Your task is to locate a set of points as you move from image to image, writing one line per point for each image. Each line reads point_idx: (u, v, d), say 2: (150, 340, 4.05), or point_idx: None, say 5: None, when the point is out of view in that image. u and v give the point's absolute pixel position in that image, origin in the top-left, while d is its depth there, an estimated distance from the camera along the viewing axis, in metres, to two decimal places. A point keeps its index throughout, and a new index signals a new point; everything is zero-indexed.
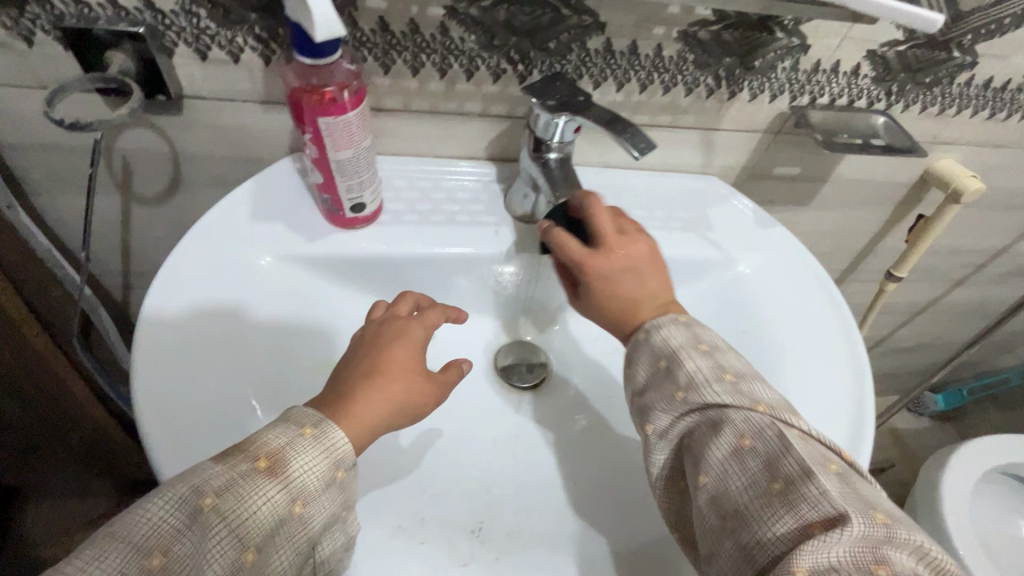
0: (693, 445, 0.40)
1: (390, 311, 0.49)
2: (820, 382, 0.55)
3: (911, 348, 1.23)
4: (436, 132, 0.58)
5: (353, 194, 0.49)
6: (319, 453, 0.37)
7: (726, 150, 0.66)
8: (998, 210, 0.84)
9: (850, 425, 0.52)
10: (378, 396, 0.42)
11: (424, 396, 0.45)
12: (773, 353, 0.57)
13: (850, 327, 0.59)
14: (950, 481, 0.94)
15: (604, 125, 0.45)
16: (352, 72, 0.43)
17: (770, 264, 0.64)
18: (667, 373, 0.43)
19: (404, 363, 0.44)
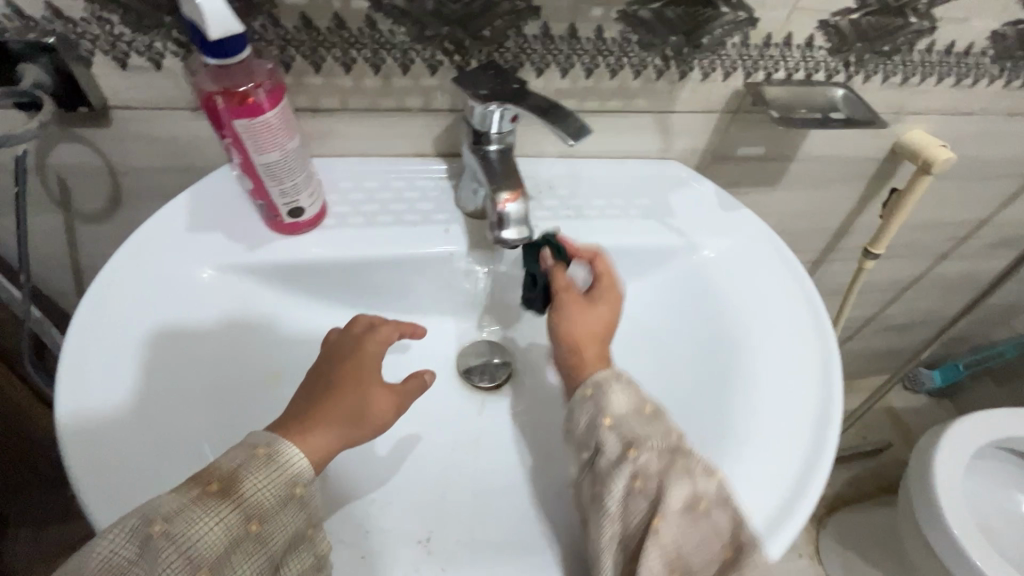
0: (654, 482, 0.40)
1: (348, 328, 0.49)
2: (784, 401, 0.51)
3: (902, 326, 1.21)
4: (380, 130, 0.56)
5: (287, 198, 0.48)
6: (272, 470, 0.38)
7: (684, 133, 0.64)
8: (975, 179, 0.82)
9: (806, 451, 0.48)
10: (334, 411, 0.43)
11: (386, 407, 0.46)
12: (737, 347, 0.55)
13: (832, 348, 0.54)
14: (943, 458, 0.92)
15: (539, 113, 0.43)
16: (268, 71, 0.42)
17: (751, 267, 0.61)
18: (655, 418, 0.43)
19: (358, 376, 0.45)
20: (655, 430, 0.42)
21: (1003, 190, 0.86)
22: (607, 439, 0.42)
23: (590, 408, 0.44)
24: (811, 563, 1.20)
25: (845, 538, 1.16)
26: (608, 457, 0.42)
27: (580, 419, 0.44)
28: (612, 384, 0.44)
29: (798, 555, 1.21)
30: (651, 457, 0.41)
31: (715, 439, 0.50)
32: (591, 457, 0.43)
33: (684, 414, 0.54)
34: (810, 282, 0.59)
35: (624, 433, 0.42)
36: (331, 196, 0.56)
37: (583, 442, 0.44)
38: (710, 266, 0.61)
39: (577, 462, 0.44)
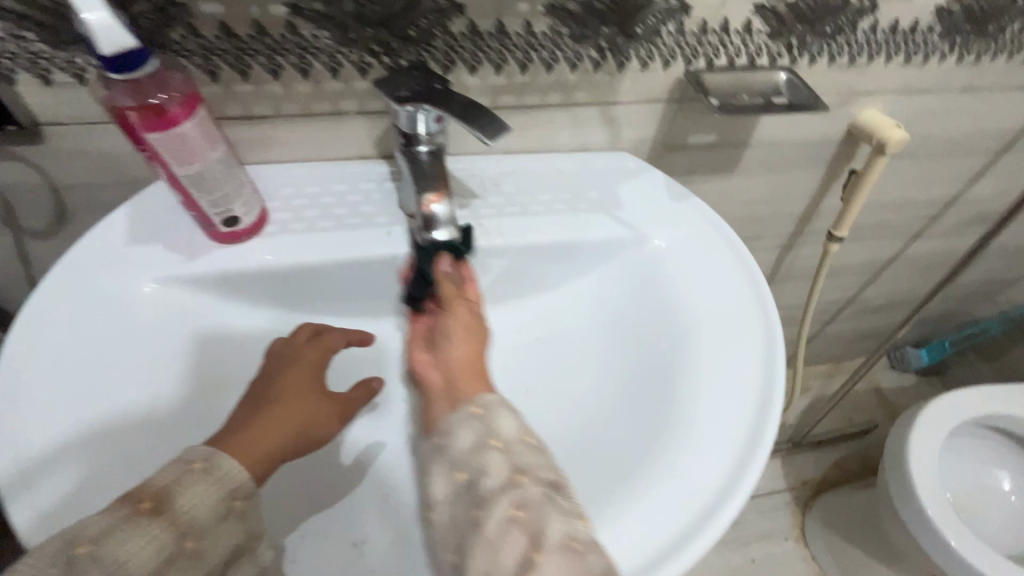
0: (534, 514, 0.32)
1: (291, 338, 0.49)
2: (710, 436, 0.48)
3: (882, 307, 1.21)
4: (318, 135, 0.56)
5: (219, 208, 0.48)
6: (209, 485, 0.36)
7: (630, 124, 0.63)
8: (939, 157, 0.81)
9: (716, 489, 0.45)
10: (276, 419, 0.42)
11: (331, 415, 0.45)
12: (684, 337, 0.55)
13: (777, 389, 0.51)
14: (919, 438, 0.92)
15: (460, 114, 0.43)
16: (181, 81, 0.42)
17: (713, 286, 0.58)
18: (540, 448, 0.36)
19: (296, 386, 0.45)
20: (545, 458, 0.36)
21: (969, 167, 0.85)
22: (490, 460, 0.34)
23: (473, 427, 0.36)
24: (797, 546, 1.19)
25: (830, 521, 1.16)
26: (489, 483, 0.33)
27: (462, 435, 0.35)
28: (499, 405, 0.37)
29: (784, 538, 1.20)
30: (539, 484, 0.34)
31: (633, 462, 0.49)
32: (467, 482, 0.34)
33: (626, 411, 0.54)
34: (774, 313, 0.56)
35: (515, 456, 0.35)
36: (272, 202, 0.56)
37: (460, 462, 0.35)
38: (672, 280, 0.59)
39: (447, 487, 0.35)
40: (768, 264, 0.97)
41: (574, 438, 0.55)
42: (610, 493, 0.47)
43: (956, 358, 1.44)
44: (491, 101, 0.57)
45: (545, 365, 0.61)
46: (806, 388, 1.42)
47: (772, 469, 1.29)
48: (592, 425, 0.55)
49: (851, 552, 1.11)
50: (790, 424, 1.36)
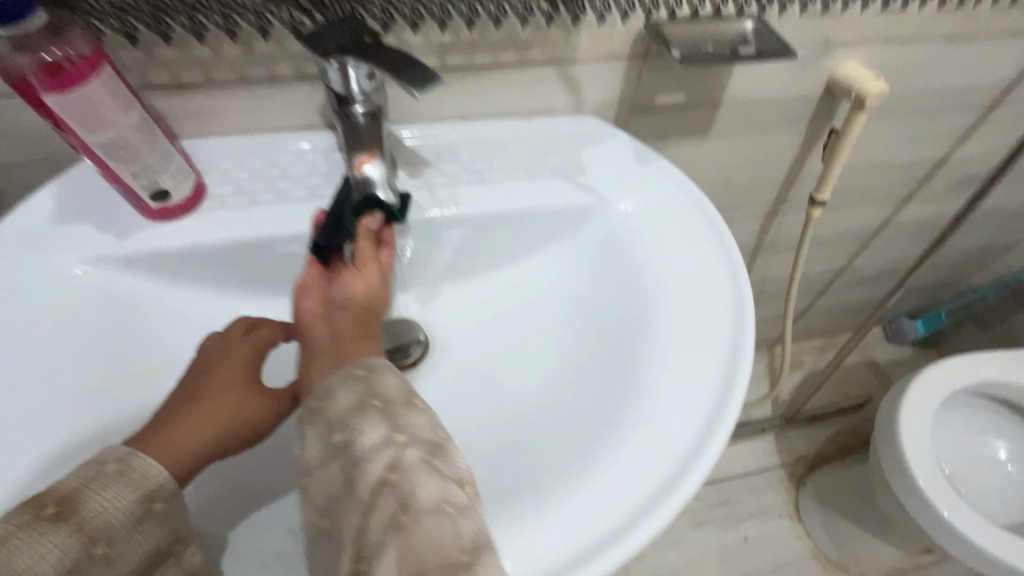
0: (405, 474, 0.34)
1: (224, 334, 0.45)
2: (667, 420, 0.46)
3: (874, 276, 1.17)
4: (257, 104, 0.53)
5: (144, 180, 0.45)
6: (124, 488, 0.34)
7: (592, 84, 0.60)
8: (925, 113, 0.78)
9: (667, 476, 0.43)
10: (202, 420, 0.40)
11: (265, 412, 0.42)
12: (649, 306, 0.53)
13: (744, 374, 0.47)
14: (911, 408, 0.89)
15: (390, 68, 0.40)
16: (82, 37, 0.39)
17: (684, 263, 0.55)
18: (425, 412, 0.38)
19: (227, 384, 0.42)
20: (428, 421, 0.37)
21: (958, 124, 0.81)
22: (369, 423, 0.36)
23: (355, 389, 0.38)
24: (791, 523, 1.17)
25: (824, 497, 1.14)
26: (366, 442, 0.35)
27: (341, 398, 0.37)
28: (385, 367, 0.39)
29: (778, 515, 1.18)
30: (415, 445, 0.35)
31: (587, 445, 0.47)
32: (343, 443, 0.36)
33: (590, 383, 0.53)
34: (748, 294, 0.52)
35: (395, 417, 0.36)
36: (211, 177, 0.53)
37: (338, 423, 0.36)
38: (641, 255, 0.56)
39: (323, 447, 0.36)
40: (752, 234, 0.94)
41: (532, 418, 0.53)
42: (559, 474, 0.45)
43: (952, 327, 1.41)
44: (438, 62, 0.53)
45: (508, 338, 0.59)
46: (799, 363, 1.39)
47: (765, 446, 1.26)
48: (552, 406, 0.53)
49: (845, 527, 1.09)
50: (783, 399, 1.34)
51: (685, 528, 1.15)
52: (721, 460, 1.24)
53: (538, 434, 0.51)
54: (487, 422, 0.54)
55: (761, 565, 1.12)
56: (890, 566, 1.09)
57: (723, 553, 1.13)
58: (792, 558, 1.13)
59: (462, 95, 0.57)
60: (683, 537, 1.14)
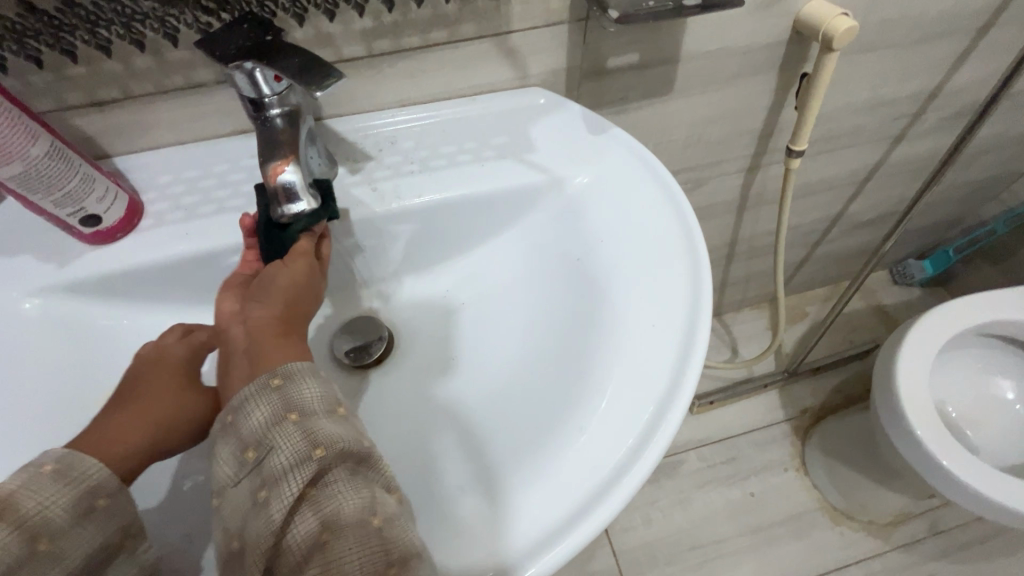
0: (324, 491, 0.34)
1: (159, 339, 0.46)
2: (618, 406, 0.44)
3: (872, 219, 1.13)
4: (185, 114, 0.51)
5: (70, 207, 0.44)
6: (63, 487, 0.34)
7: (535, 54, 0.56)
8: (911, 45, 0.72)
9: (615, 463, 0.41)
10: (140, 417, 0.40)
11: (205, 408, 0.43)
12: (604, 286, 0.52)
13: (698, 354, 0.45)
14: (906, 357, 0.87)
15: (292, 73, 0.37)
16: None
17: (640, 242, 0.52)
18: (346, 420, 0.38)
19: (162, 385, 0.42)
20: (350, 432, 0.37)
21: (947, 52, 0.75)
22: (284, 438, 0.35)
23: (270, 402, 0.37)
24: (798, 475, 1.17)
25: (830, 449, 1.13)
26: (279, 461, 0.35)
27: (255, 413, 0.36)
28: (305, 376, 0.38)
29: (784, 469, 1.17)
30: (336, 457, 0.35)
31: (540, 435, 0.46)
32: (257, 460, 0.35)
33: (549, 367, 0.52)
34: (706, 268, 0.49)
35: (312, 431, 0.35)
36: (149, 194, 0.52)
37: (253, 441, 0.36)
38: (597, 233, 0.54)
39: (235, 464, 0.36)
40: (735, 190, 0.90)
41: (492, 408, 0.52)
42: (511, 467, 0.45)
43: (962, 265, 1.36)
44: (364, 49, 0.51)
45: (469, 327, 0.58)
46: (802, 315, 1.36)
47: (769, 401, 1.25)
48: (510, 396, 0.52)
49: (851, 477, 1.08)
50: (786, 352, 1.32)
51: (690, 488, 1.15)
52: (724, 419, 1.23)
53: (497, 423, 0.50)
54: (449, 412, 0.53)
55: (768, 519, 1.12)
56: (899, 512, 1.08)
57: (730, 510, 1.13)
58: (799, 511, 1.13)
59: (397, 81, 0.54)
60: (688, 497, 1.14)
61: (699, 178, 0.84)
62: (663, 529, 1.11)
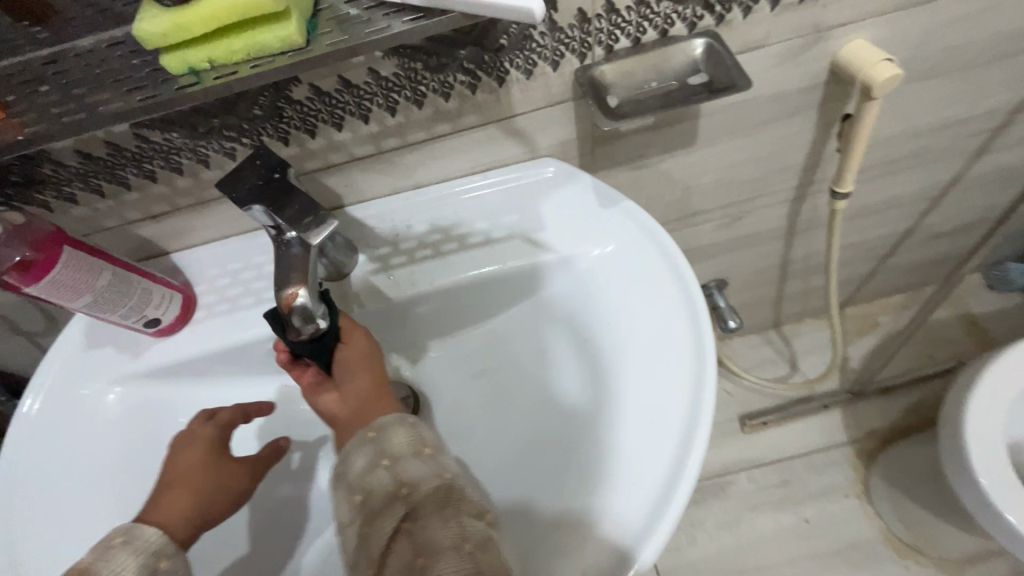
0: (418, 523, 0.39)
1: (186, 426, 0.53)
2: (643, 454, 0.46)
3: (953, 230, 1.02)
4: (224, 214, 0.57)
5: (137, 316, 0.52)
6: (128, 554, 0.43)
7: (542, 130, 0.56)
8: (986, 63, 0.63)
9: (657, 493, 0.44)
10: (189, 490, 0.49)
11: (240, 473, 0.52)
12: (614, 352, 0.52)
13: (708, 406, 0.46)
14: (978, 402, 0.80)
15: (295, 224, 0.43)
16: (32, 228, 0.45)
17: (635, 281, 0.54)
18: (431, 459, 0.42)
19: (200, 461, 0.50)
20: (430, 469, 0.42)
21: None
22: (377, 480, 0.41)
23: (367, 451, 0.43)
24: (859, 503, 1.11)
25: (895, 480, 1.06)
26: (377, 500, 0.40)
27: (355, 460, 0.43)
28: (395, 425, 0.44)
29: (844, 495, 1.12)
30: (423, 496, 0.40)
31: (574, 482, 0.49)
32: (361, 499, 0.41)
33: (568, 433, 0.53)
34: (705, 319, 0.50)
35: (400, 471, 0.41)
36: (200, 286, 0.59)
37: (356, 485, 0.42)
38: (602, 298, 0.55)
39: (347, 507, 0.42)
40: (781, 219, 0.85)
41: (523, 466, 0.55)
42: (556, 519, 0.48)
43: None
44: (374, 148, 0.53)
45: (491, 395, 0.60)
46: (873, 327, 1.26)
47: (830, 421, 1.19)
48: (535, 461, 0.54)
49: (918, 512, 1.01)
50: (851, 368, 1.23)
51: (738, 511, 1.13)
52: (778, 439, 1.18)
53: (526, 492, 0.53)
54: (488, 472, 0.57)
55: (824, 547, 1.08)
56: (973, 549, 1.01)
57: (783, 536, 1.10)
58: (858, 539, 1.08)
59: (408, 168, 0.57)
60: (738, 520, 1.13)
61: (737, 212, 0.80)
62: (709, 551, 1.11)
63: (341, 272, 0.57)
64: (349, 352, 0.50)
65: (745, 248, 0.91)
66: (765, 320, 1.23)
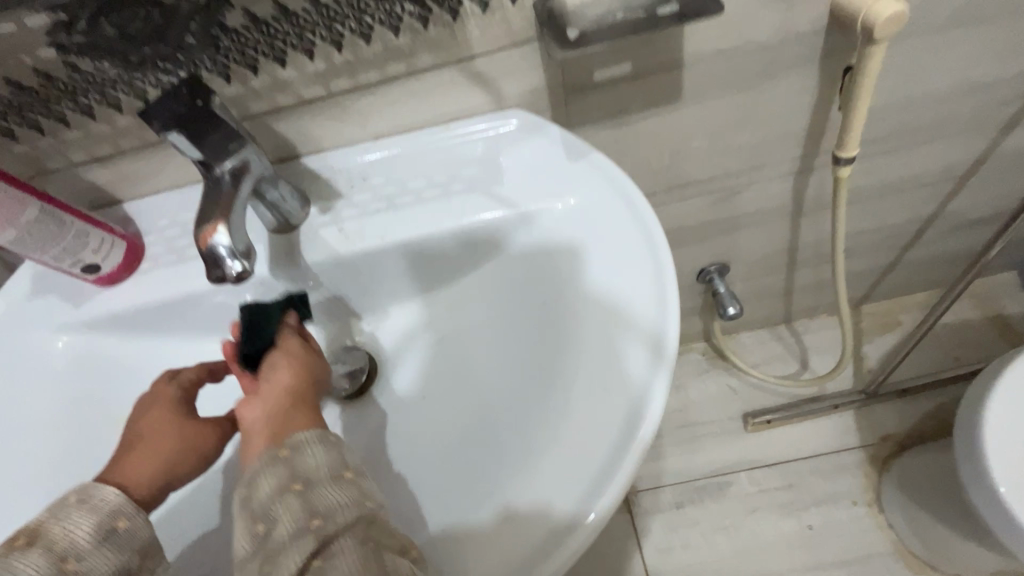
0: (329, 562, 0.32)
1: (150, 387, 0.49)
2: (589, 422, 0.41)
3: (982, 218, 0.93)
4: (173, 160, 0.55)
5: (71, 259, 0.50)
6: (85, 512, 0.37)
7: (506, 76, 0.52)
8: (1011, 14, 0.57)
9: (600, 466, 0.39)
10: (152, 448, 0.44)
11: (209, 432, 0.47)
12: (570, 314, 0.48)
13: (665, 373, 0.41)
14: (998, 405, 0.73)
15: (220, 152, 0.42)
16: None
17: (602, 247, 0.49)
18: (352, 483, 0.36)
19: (162, 421, 0.46)
20: (351, 495, 0.35)
21: None
22: (284, 509, 0.35)
23: (276, 472, 0.36)
24: (869, 512, 1.03)
25: (908, 488, 0.98)
26: (282, 532, 0.34)
27: (263, 483, 0.36)
28: (313, 443, 0.38)
29: (853, 502, 1.04)
30: (339, 527, 0.34)
31: (519, 453, 0.45)
32: (265, 533, 0.35)
33: (520, 403, 0.49)
34: (671, 281, 0.45)
35: (315, 497, 0.35)
36: (149, 237, 0.57)
37: (261, 513, 0.35)
38: (561, 258, 0.50)
39: (247, 541, 0.35)
40: (784, 196, 0.79)
41: (473, 437, 0.51)
42: (495, 491, 0.43)
43: None
44: (324, 90, 0.50)
45: (447, 362, 0.56)
46: (893, 324, 1.17)
47: (841, 423, 1.10)
48: (485, 432, 0.50)
49: (933, 524, 0.93)
50: (867, 368, 1.15)
51: (737, 514, 1.06)
52: (783, 440, 1.11)
53: (472, 464, 0.49)
54: (432, 445, 0.53)
55: (828, 557, 1.01)
56: (993, 567, 0.93)
57: (785, 543, 1.03)
58: (866, 551, 1.01)
59: (362, 116, 0.53)
60: (736, 524, 1.06)
61: (735, 185, 0.74)
62: (704, 555, 1.04)
63: (289, 225, 0.54)
64: (287, 356, 0.46)
65: (746, 229, 0.85)
66: (773, 313, 1.15)
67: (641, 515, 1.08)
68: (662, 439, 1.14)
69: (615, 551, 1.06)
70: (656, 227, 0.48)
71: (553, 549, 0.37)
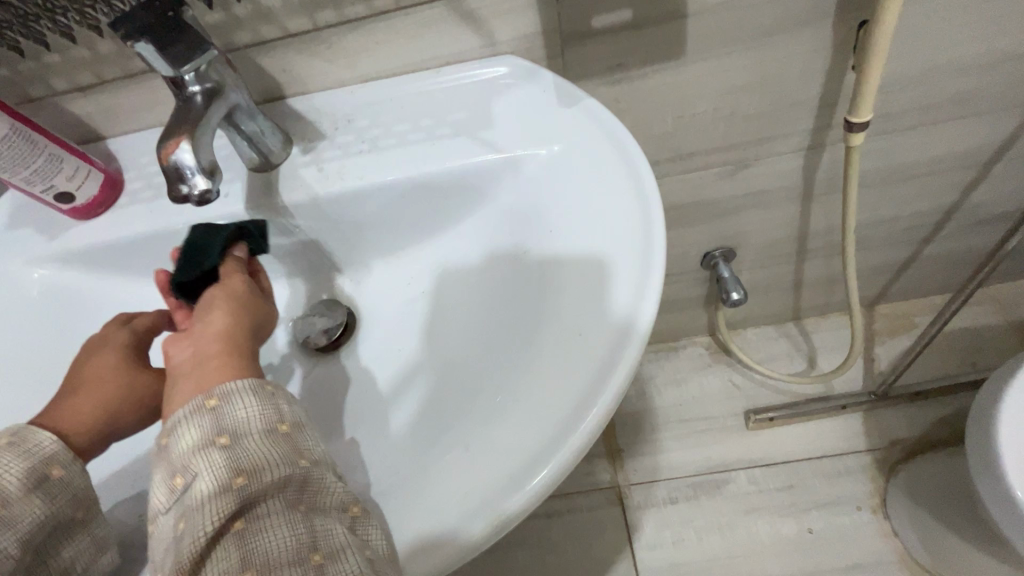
0: (253, 524, 0.32)
1: (100, 330, 0.48)
2: (555, 377, 0.39)
3: (1007, 212, 0.88)
4: (155, 95, 0.53)
5: (44, 184, 0.49)
6: (17, 455, 0.36)
7: (499, 17, 0.50)
8: None
9: (559, 422, 0.36)
10: (93, 394, 0.43)
11: (154, 381, 0.45)
12: (550, 267, 0.45)
13: (641, 329, 0.38)
14: (1014, 404, 0.69)
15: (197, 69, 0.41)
16: None
17: (589, 196, 0.45)
18: (286, 439, 0.35)
19: (107, 367, 0.44)
20: (280, 452, 0.34)
21: None
22: (205, 463, 0.33)
23: (202, 423, 0.34)
24: (874, 518, 0.98)
25: (916, 495, 0.93)
26: (201, 487, 0.32)
27: (186, 434, 0.34)
28: (246, 395, 0.36)
29: (857, 508, 0.99)
30: (265, 486, 0.32)
31: (486, 406, 0.42)
32: (184, 486, 0.33)
33: (495, 359, 0.47)
34: (659, 232, 0.41)
35: (241, 454, 0.33)
36: (130, 174, 0.55)
37: (181, 465, 0.33)
38: (547, 209, 0.48)
39: (166, 493, 0.33)
40: (794, 174, 0.75)
41: (444, 392, 0.49)
42: (456, 442, 0.41)
43: None
44: (310, 23, 0.49)
45: (427, 316, 0.55)
46: (909, 326, 1.12)
47: (848, 426, 1.06)
48: (457, 386, 0.48)
49: (940, 533, 0.88)
50: (879, 371, 1.10)
51: (733, 513, 1.02)
52: (786, 440, 1.06)
53: (440, 416, 0.47)
54: (397, 403, 0.51)
55: (828, 563, 0.96)
56: None
57: (782, 546, 0.98)
58: (868, 560, 0.96)
59: (349, 55, 0.52)
60: (731, 523, 1.01)
61: (742, 159, 0.71)
62: (696, 554, 1.00)
63: (267, 164, 0.52)
64: (225, 296, 0.44)
65: (753, 210, 0.82)
66: (781, 309, 1.11)
67: (633, 508, 1.05)
68: (659, 433, 1.10)
69: (604, 545, 1.03)
70: (648, 176, 0.45)
71: (499, 501, 0.34)
